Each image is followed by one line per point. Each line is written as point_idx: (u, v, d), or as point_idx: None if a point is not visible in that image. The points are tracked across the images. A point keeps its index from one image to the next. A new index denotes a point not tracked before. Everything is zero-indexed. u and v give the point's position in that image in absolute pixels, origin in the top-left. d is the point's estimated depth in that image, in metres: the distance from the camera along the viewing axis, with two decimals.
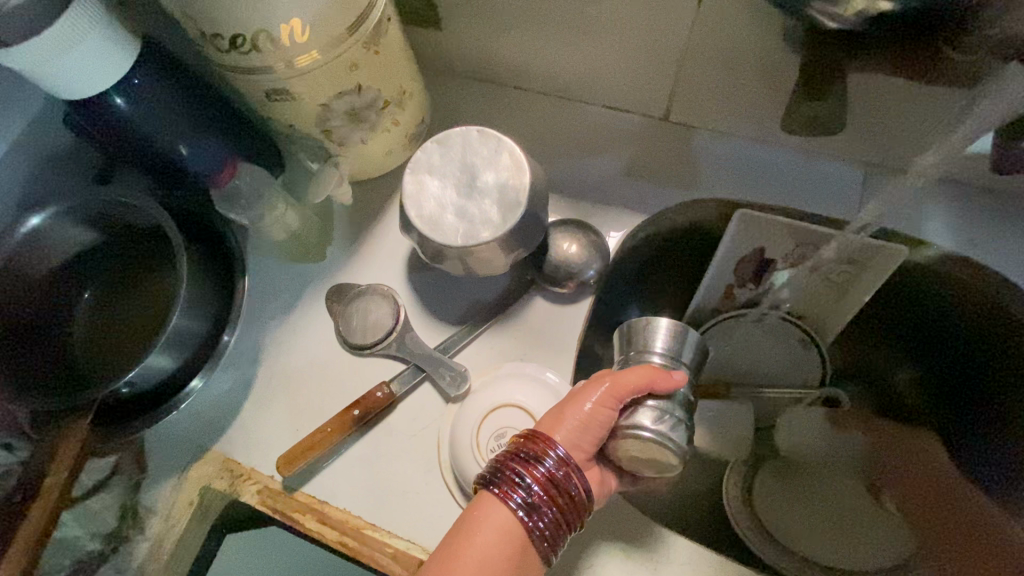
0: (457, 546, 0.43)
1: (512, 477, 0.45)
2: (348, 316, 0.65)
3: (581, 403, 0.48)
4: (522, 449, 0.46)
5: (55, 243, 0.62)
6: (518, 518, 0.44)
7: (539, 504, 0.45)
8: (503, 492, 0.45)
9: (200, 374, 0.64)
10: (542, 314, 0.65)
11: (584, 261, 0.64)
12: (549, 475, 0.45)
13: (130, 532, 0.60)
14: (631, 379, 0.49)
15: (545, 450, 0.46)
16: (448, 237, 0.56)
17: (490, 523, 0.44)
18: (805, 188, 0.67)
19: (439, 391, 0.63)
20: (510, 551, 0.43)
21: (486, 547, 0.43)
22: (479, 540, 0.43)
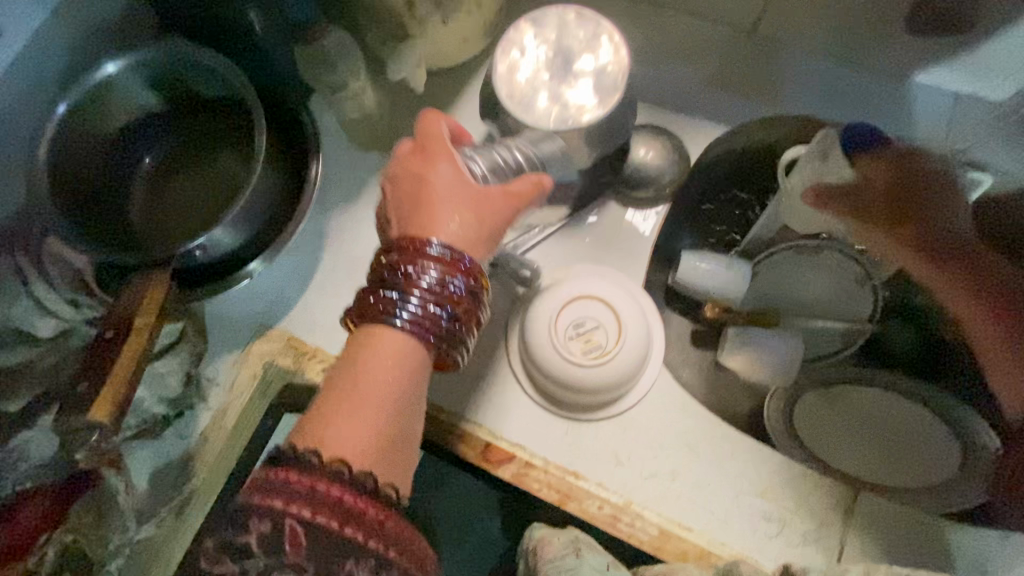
0: (353, 391, 0.38)
1: (398, 285, 0.40)
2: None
3: (456, 203, 0.43)
4: (394, 264, 0.40)
5: (124, 102, 0.58)
6: (411, 328, 0.40)
7: (425, 312, 0.40)
8: (394, 307, 0.40)
9: (260, 258, 0.60)
10: (615, 219, 0.64)
11: (664, 167, 0.62)
12: (434, 282, 0.40)
13: (194, 401, 0.60)
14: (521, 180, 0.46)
15: (422, 255, 0.40)
16: (540, 120, 0.54)
17: (376, 348, 0.39)
18: (890, 113, 0.67)
19: (508, 287, 0.62)
20: (406, 365, 0.40)
21: (377, 373, 0.39)
22: (374, 373, 0.39)
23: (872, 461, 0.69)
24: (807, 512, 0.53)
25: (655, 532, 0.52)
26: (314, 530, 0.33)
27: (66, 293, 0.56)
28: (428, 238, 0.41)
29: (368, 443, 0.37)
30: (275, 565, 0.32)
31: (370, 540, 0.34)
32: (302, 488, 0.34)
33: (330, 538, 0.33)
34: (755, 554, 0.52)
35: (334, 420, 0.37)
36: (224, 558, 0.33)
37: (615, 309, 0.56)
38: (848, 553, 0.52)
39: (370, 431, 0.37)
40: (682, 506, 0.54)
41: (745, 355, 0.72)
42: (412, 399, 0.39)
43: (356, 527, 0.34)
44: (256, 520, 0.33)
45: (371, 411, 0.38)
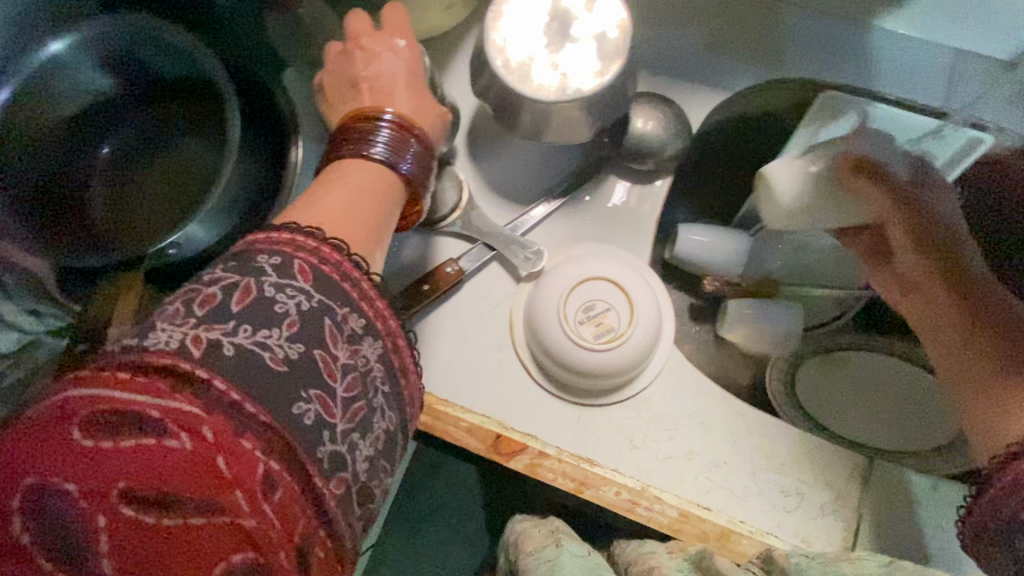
0: (323, 197, 0.36)
1: (357, 139, 0.39)
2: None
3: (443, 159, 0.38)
4: (356, 120, 0.40)
5: (72, 85, 0.52)
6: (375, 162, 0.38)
7: (394, 149, 0.39)
8: (363, 147, 0.39)
9: None
10: (615, 195, 0.61)
11: (666, 137, 0.59)
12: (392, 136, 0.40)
13: None
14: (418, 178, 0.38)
15: (378, 112, 0.40)
16: (539, 92, 0.50)
17: (345, 176, 0.38)
18: (882, 61, 0.64)
19: (509, 270, 0.59)
20: (383, 193, 0.38)
21: (350, 186, 0.37)
22: (348, 195, 0.37)
23: (869, 424, 0.70)
24: (824, 484, 0.53)
25: (675, 514, 0.51)
26: (318, 273, 0.32)
27: (24, 300, 0.49)
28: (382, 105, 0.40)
29: (350, 226, 0.36)
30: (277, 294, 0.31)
31: (365, 311, 0.34)
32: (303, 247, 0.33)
33: (333, 287, 0.33)
34: (774, 530, 0.51)
35: (310, 212, 0.35)
36: (232, 279, 0.31)
37: (625, 286, 0.54)
38: (865, 522, 0.52)
39: (352, 218, 0.35)
40: (700, 486, 0.53)
41: (743, 327, 0.71)
42: (386, 216, 0.38)
43: (354, 290, 0.34)
44: (264, 256, 0.32)
45: (350, 213, 0.36)
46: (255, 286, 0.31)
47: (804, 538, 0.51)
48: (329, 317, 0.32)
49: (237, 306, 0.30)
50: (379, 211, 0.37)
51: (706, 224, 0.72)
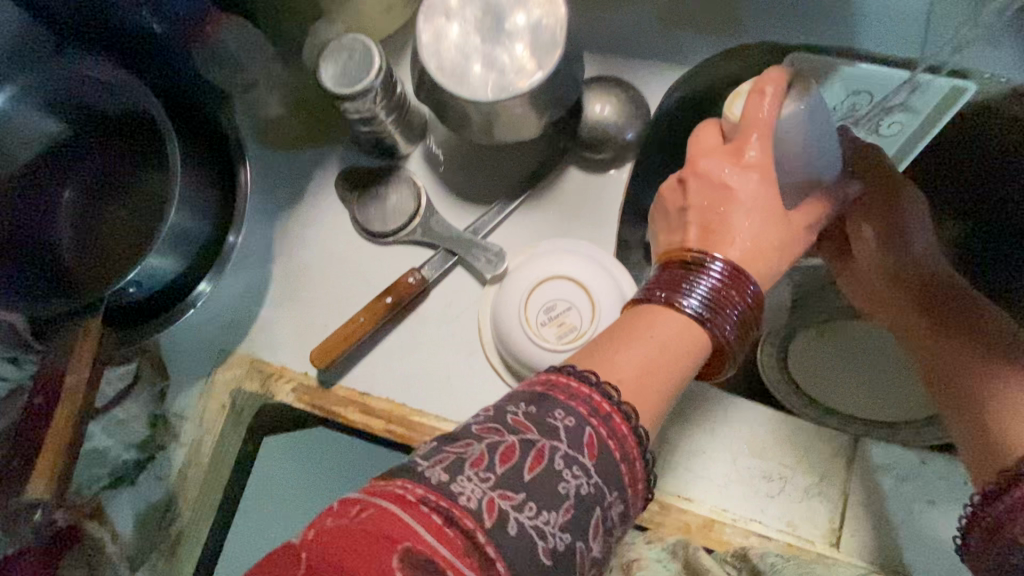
0: (622, 347, 0.40)
1: (676, 285, 0.43)
2: (365, 200, 0.59)
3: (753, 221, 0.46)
4: (672, 277, 0.43)
5: (16, 136, 0.53)
6: (691, 317, 0.41)
7: (716, 309, 0.42)
8: (677, 293, 0.42)
9: (207, 278, 0.59)
10: (577, 185, 0.59)
11: (622, 122, 0.57)
12: (713, 284, 0.42)
13: (164, 440, 0.57)
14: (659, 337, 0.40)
15: (711, 257, 0.43)
16: (477, 91, 0.49)
17: (654, 324, 0.41)
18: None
19: (472, 274, 0.58)
20: (677, 342, 0.40)
21: (651, 340, 0.40)
22: (647, 344, 0.40)
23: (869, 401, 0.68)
24: (808, 466, 0.51)
25: (655, 508, 0.51)
26: (604, 447, 0.35)
27: (3, 351, 0.51)
28: (712, 255, 0.43)
29: (648, 385, 0.39)
30: (570, 461, 0.34)
31: (626, 497, 0.35)
32: (599, 408, 0.35)
33: (608, 469, 0.34)
34: (757, 517, 0.50)
35: (611, 357, 0.39)
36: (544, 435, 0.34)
37: (589, 284, 0.53)
38: (852, 502, 0.50)
39: (646, 368, 0.39)
40: (680, 478, 0.52)
41: None
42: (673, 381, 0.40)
43: (628, 471, 0.35)
44: (560, 411, 0.35)
45: (650, 377, 0.39)
46: (549, 460, 0.33)
47: (790, 522, 0.50)
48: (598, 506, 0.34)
49: (529, 475, 0.33)
50: (669, 379, 0.39)
51: None
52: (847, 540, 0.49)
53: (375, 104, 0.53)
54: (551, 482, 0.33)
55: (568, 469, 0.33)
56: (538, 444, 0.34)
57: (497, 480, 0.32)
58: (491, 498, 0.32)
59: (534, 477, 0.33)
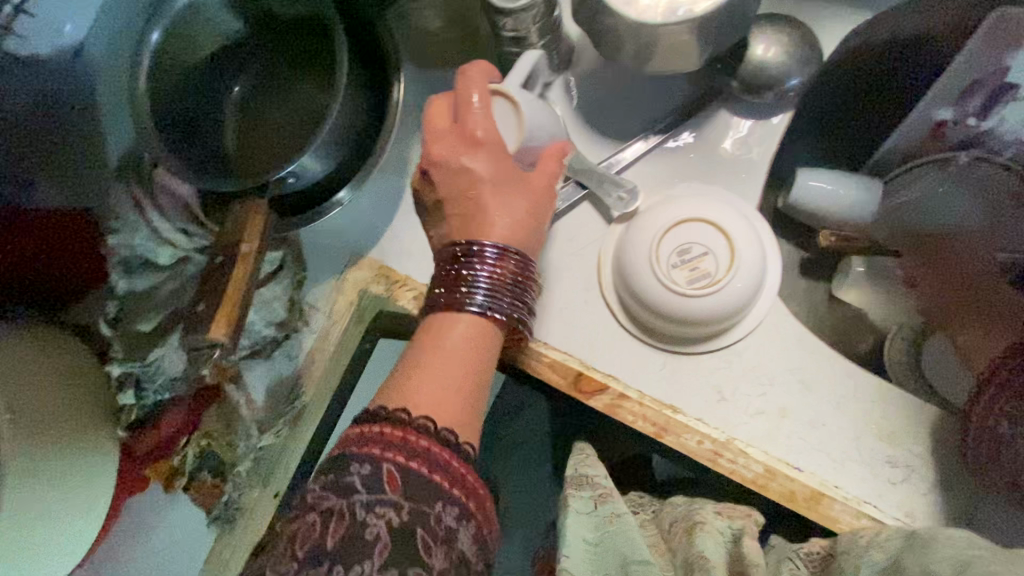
0: (426, 367, 0.39)
1: (460, 282, 0.41)
2: None
3: (498, 192, 0.43)
4: (459, 267, 0.42)
5: (209, 27, 0.57)
6: (478, 315, 0.41)
7: (499, 302, 0.41)
8: (463, 294, 0.41)
9: (348, 186, 0.61)
10: (725, 132, 0.56)
11: (789, 65, 0.53)
12: (489, 275, 0.41)
13: (298, 324, 0.63)
14: (455, 339, 0.40)
15: (484, 241, 0.42)
16: (646, 13, 0.47)
17: (437, 338, 0.40)
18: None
19: (601, 210, 0.57)
20: (471, 350, 0.40)
21: (456, 352, 0.40)
22: (433, 360, 0.39)
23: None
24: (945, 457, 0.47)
25: (760, 470, 0.49)
26: (412, 476, 0.35)
27: (178, 223, 0.60)
28: (479, 242, 0.41)
29: (442, 405, 0.38)
30: (374, 505, 0.34)
31: (459, 498, 0.36)
32: (393, 437, 0.36)
33: (424, 487, 0.35)
34: (871, 500, 0.48)
35: (401, 384, 0.39)
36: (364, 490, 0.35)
37: (732, 232, 0.51)
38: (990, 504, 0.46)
39: (443, 392, 0.38)
40: (793, 445, 0.50)
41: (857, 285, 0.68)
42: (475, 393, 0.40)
43: (447, 477, 0.36)
44: (355, 466, 0.35)
45: (439, 395, 0.38)
46: (349, 511, 0.35)
47: (907, 512, 0.47)
48: (423, 520, 0.34)
49: (332, 540, 0.34)
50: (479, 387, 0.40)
51: (831, 169, 0.64)
52: None
53: (533, 23, 0.52)
54: (357, 531, 0.34)
55: (371, 513, 0.34)
56: (338, 508, 0.35)
57: (302, 565, 0.34)
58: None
59: (338, 541, 0.34)
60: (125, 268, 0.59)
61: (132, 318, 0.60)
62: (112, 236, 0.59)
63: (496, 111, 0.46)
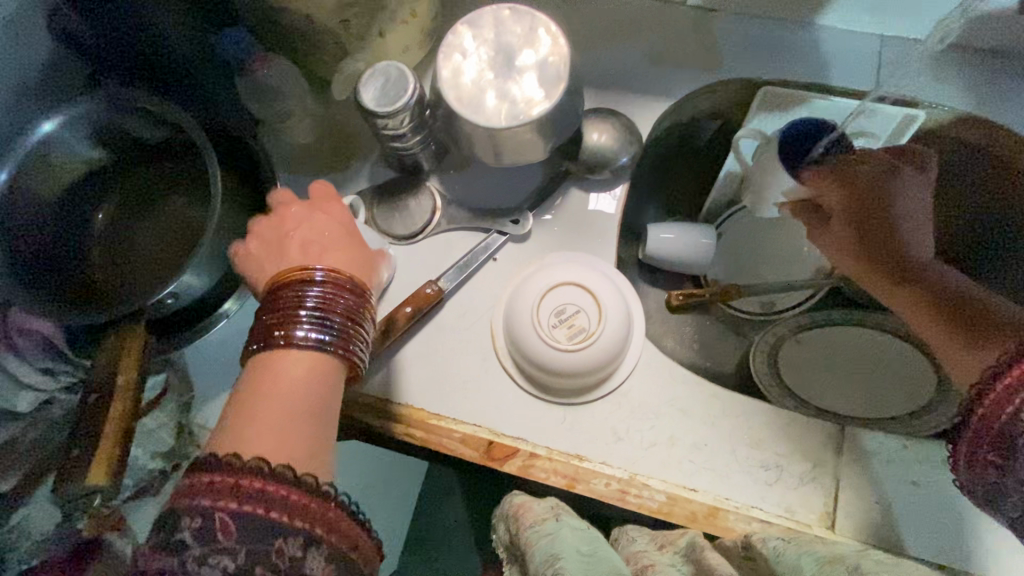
0: (270, 393, 0.39)
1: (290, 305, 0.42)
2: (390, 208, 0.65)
3: (334, 245, 0.46)
4: (279, 297, 0.42)
5: (65, 161, 0.57)
6: (314, 344, 0.41)
7: (333, 325, 0.42)
8: (291, 323, 0.41)
9: (233, 297, 0.62)
10: (579, 205, 0.66)
11: (618, 147, 0.64)
12: (317, 298, 0.42)
13: (189, 450, 0.59)
14: (287, 366, 0.40)
15: (308, 271, 0.43)
16: (491, 119, 0.54)
17: (279, 367, 0.40)
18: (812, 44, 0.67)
19: (486, 286, 0.63)
20: (315, 366, 0.41)
21: (293, 369, 0.40)
22: (279, 377, 0.40)
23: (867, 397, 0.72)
24: (802, 454, 0.55)
25: (662, 498, 0.54)
26: (241, 510, 0.34)
27: (37, 360, 0.54)
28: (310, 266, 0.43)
29: (283, 426, 0.37)
30: (211, 553, 0.33)
31: (297, 526, 0.35)
32: (224, 483, 0.35)
33: (255, 524, 0.34)
34: (757, 503, 0.54)
35: (247, 415, 0.38)
36: (216, 507, 0.34)
37: (597, 289, 0.58)
38: (844, 486, 0.54)
39: (291, 409, 0.38)
40: (687, 468, 0.55)
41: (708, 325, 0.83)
42: (320, 407, 0.39)
43: (274, 506, 0.35)
44: (185, 520, 0.34)
45: (283, 409, 0.38)
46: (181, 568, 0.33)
47: (788, 507, 0.54)
48: (262, 550, 0.34)
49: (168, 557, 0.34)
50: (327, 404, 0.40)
51: (673, 221, 0.76)
52: (840, 520, 0.53)
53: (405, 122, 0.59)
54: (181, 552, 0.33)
55: (205, 564, 0.33)
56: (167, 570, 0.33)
57: None
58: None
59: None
60: None
61: None
62: None
63: None
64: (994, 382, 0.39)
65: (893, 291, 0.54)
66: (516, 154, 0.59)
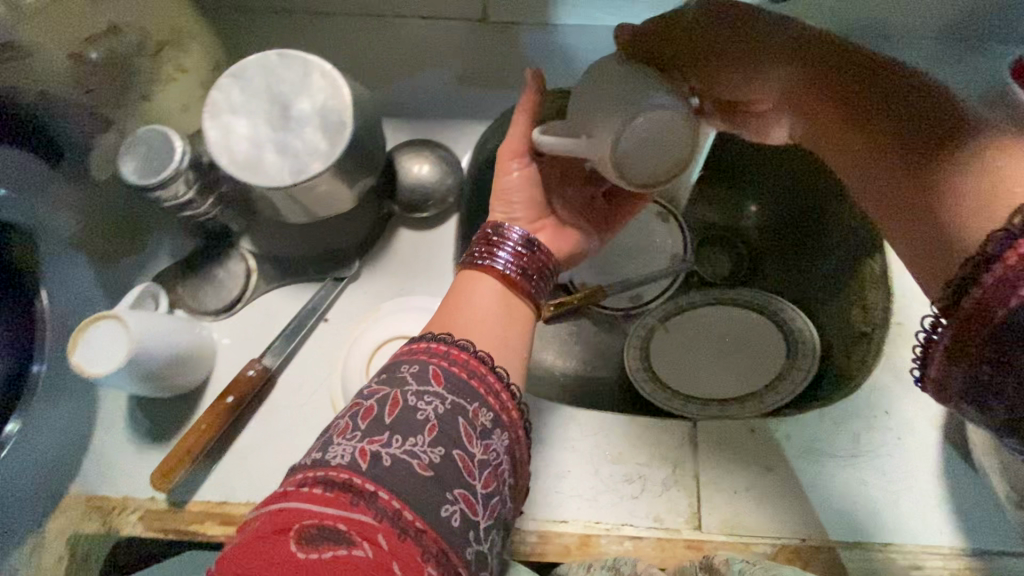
0: (448, 322, 0.44)
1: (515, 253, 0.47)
2: (200, 285, 0.59)
3: (523, 175, 0.53)
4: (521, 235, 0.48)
5: None
6: (494, 277, 0.46)
7: (522, 262, 0.47)
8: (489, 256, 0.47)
9: (15, 417, 0.51)
10: (410, 244, 0.62)
11: (437, 178, 0.61)
12: (512, 245, 0.47)
13: None
14: (482, 303, 0.45)
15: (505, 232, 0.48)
16: (273, 177, 0.49)
17: (469, 301, 0.45)
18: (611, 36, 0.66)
19: (321, 350, 0.58)
20: (505, 311, 0.45)
21: (476, 309, 0.44)
22: (471, 313, 0.44)
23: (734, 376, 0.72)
24: (661, 459, 0.55)
25: (533, 539, 0.52)
26: (450, 374, 0.39)
27: None
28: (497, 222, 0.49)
29: (485, 349, 0.42)
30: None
31: (493, 404, 0.40)
32: (438, 349, 0.41)
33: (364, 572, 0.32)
34: (627, 520, 0.53)
35: (467, 327, 0.43)
36: (384, 388, 0.39)
37: None
38: (705, 481, 0.55)
39: (484, 340, 0.43)
40: (556, 500, 0.54)
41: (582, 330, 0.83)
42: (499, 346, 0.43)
43: (483, 384, 0.40)
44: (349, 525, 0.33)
45: (478, 338, 0.42)
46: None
47: (656, 517, 0.54)
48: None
49: (391, 418, 0.37)
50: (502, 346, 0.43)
51: None
52: (706, 518, 0.53)
53: (185, 189, 0.53)
54: (409, 415, 0.37)
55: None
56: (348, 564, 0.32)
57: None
58: (362, 448, 0.36)
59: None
60: None
61: None
62: None
63: (105, 330, 0.48)
64: (988, 275, 0.30)
65: (839, 127, 0.43)
66: (318, 205, 0.54)
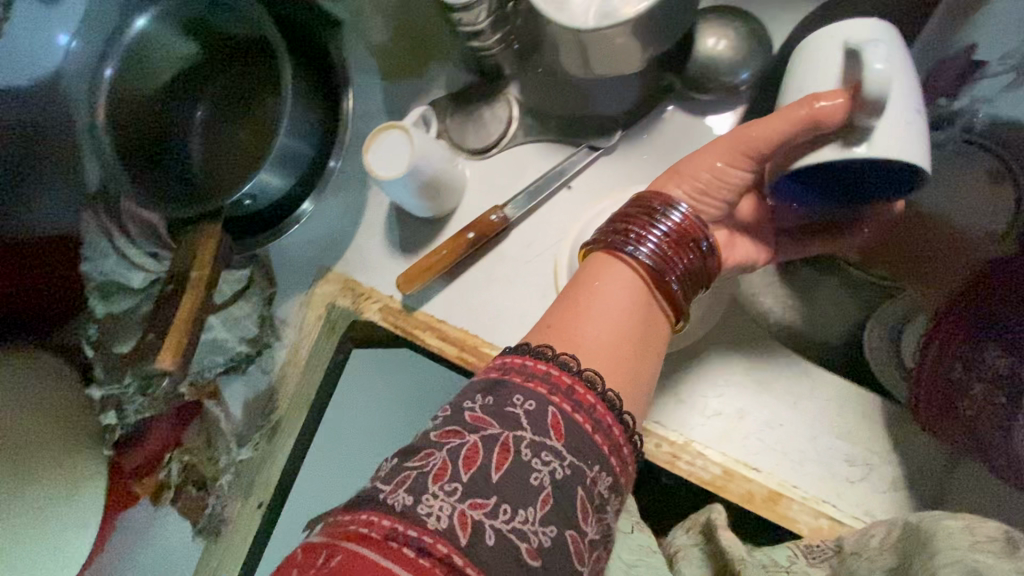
0: (574, 312, 0.41)
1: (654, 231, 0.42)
2: (465, 121, 0.61)
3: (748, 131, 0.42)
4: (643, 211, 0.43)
5: (163, 55, 0.58)
6: (633, 274, 0.41)
7: (670, 252, 0.41)
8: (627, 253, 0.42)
9: (309, 198, 0.63)
10: (679, 129, 0.56)
11: (737, 58, 0.52)
12: (667, 235, 0.42)
13: (269, 339, 0.65)
14: (615, 291, 0.41)
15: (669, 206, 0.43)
16: (577, 20, 0.47)
17: (594, 291, 0.41)
18: None
19: (559, 214, 0.57)
20: (632, 308, 0.41)
21: (605, 298, 0.41)
22: (597, 305, 0.40)
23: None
24: (899, 454, 0.47)
25: (717, 471, 0.49)
26: (573, 423, 0.35)
27: (142, 243, 0.62)
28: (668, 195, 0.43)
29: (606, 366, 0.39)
30: None
31: (613, 468, 0.36)
32: (560, 382, 0.36)
33: None
34: (830, 499, 0.47)
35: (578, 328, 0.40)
36: (493, 425, 0.35)
37: None
38: (945, 498, 0.46)
39: (609, 344, 0.39)
40: (755, 445, 0.49)
41: None
42: (626, 349, 0.40)
43: (607, 441, 0.36)
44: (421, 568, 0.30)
45: (597, 336, 0.39)
46: None
47: (868, 511, 0.46)
48: None
49: (498, 475, 0.33)
50: (625, 356, 0.39)
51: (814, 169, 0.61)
52: None
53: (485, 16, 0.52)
54: (523, 473, 0.33)
55: None
56: None
57: None
58: (463, 513, 0.32)
59: None
60: (103, 294, 0.62)
61: (110, 342, 0.61)
62: (86, 263, 0.62)
63: (394, 141, 0.53)
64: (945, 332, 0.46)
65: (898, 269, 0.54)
66: (607, 59, 0.50)
